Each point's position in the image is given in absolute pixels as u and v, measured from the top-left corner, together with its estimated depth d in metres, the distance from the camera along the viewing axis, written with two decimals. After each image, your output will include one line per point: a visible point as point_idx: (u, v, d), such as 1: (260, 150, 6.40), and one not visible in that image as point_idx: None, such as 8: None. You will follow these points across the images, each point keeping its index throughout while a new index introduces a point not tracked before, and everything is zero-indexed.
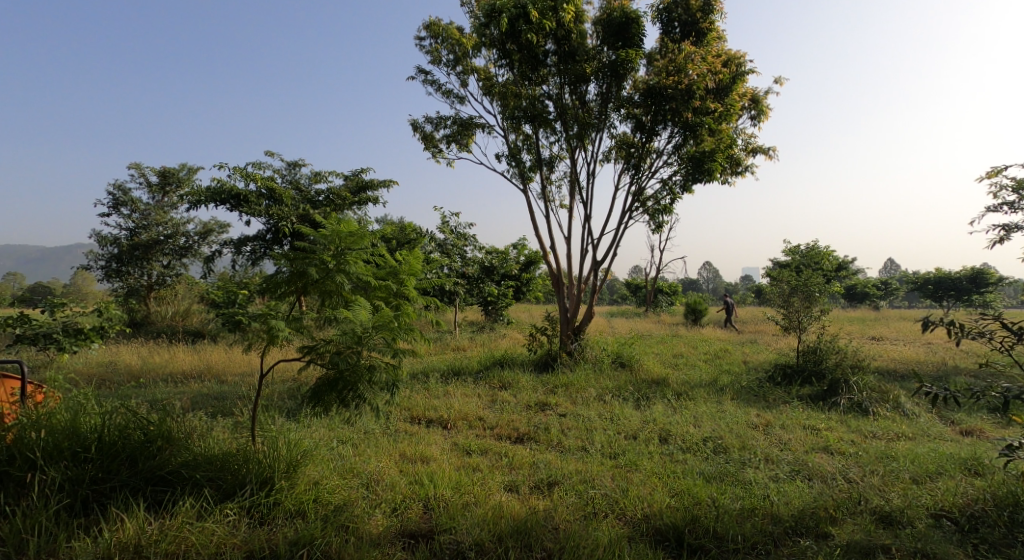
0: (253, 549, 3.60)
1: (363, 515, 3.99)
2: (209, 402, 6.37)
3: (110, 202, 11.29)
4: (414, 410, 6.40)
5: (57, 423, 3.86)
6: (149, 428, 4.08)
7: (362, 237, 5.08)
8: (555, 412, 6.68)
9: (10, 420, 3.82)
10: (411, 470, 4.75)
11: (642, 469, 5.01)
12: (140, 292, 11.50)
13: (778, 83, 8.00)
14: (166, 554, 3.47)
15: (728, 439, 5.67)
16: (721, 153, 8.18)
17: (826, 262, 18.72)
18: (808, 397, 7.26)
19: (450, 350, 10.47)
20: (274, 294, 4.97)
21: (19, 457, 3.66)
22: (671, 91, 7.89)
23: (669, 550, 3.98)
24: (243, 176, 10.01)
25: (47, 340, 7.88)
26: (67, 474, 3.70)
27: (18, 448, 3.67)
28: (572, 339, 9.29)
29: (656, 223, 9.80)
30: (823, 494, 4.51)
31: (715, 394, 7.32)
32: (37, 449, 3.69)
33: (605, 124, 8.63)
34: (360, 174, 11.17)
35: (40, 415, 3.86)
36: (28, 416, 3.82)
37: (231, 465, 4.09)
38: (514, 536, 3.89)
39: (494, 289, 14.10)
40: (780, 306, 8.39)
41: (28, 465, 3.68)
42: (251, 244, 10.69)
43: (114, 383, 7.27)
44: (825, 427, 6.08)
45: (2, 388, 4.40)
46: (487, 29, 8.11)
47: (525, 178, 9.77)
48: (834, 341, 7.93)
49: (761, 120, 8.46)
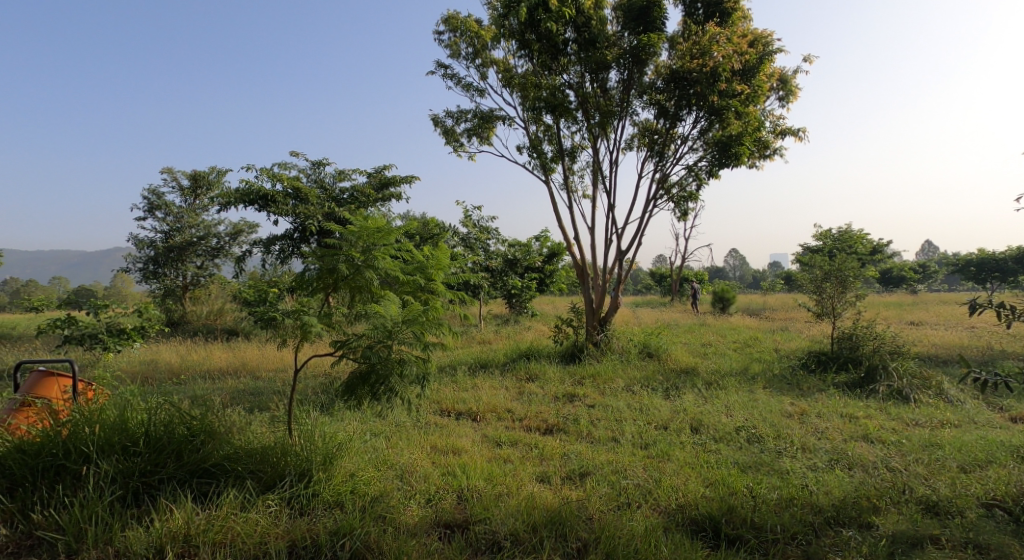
0: (295, 539, 3.65)
1: (399, 506, 4.03)
2: (245, 398, 6.50)
3: (145, 206, 11.56)
4: (444, 402, 6.45)
5: (107, 418, 3.97)
6: (192, 422, 4.16)
7: (388, 233, 5.06)
8: (583, 403, 6.65)
9: (64, 417, 3.95)
10: (443, 462, 4.77)
11: (675, 459, 4.97)
12: (176, 292, 11.74)
13: (807, 62, 7.78)
14: (214, 543, 3.55)
15: (762, 428, 5.58)
16: (749, 136, 8.01)
17: (862, 245, 18.29)
18: (845, 385, 7.10)
19: (476, 343, 10.51)
20: (305, 291, 5.05)
21: (74, 450, 3.78)
22: (695, 75, 7.76)
23: (707, 539, 3.94)
24: (270, 176, 10.13)
25: (92, 341, 8.11)
26: (118, 467, 3.80)
27: (72, 442, 3.80)
28: (598, 330, 9.19)
29: (682, 211, 9.69)
30: (864, 484, 4.42)
31: (746, 383, 7.21)
32: (90, 443, 3.81)
33: (627, 111, 8.56)
34: (383, 171, 11.24)
35: (92, 410, 3.99)
36: (81, 412, 3.95)
37: (271, 458, 4.17)
38: (549, 526, 3.90)
39: (518, 281, 14.03)
40: (812, 292, 8.18)
41: (82, 459, 3.79)
42: (279, 243, 10.83)
43: (155, 380, 7.45)
44: (864, 415, 5.94)
45: (55, 384, 4.55)
46: (506, 20, 8.05)
47: (546, 169, 9.72)
48: (871, 327, 7.70)
49: (790, 100, 8.26)
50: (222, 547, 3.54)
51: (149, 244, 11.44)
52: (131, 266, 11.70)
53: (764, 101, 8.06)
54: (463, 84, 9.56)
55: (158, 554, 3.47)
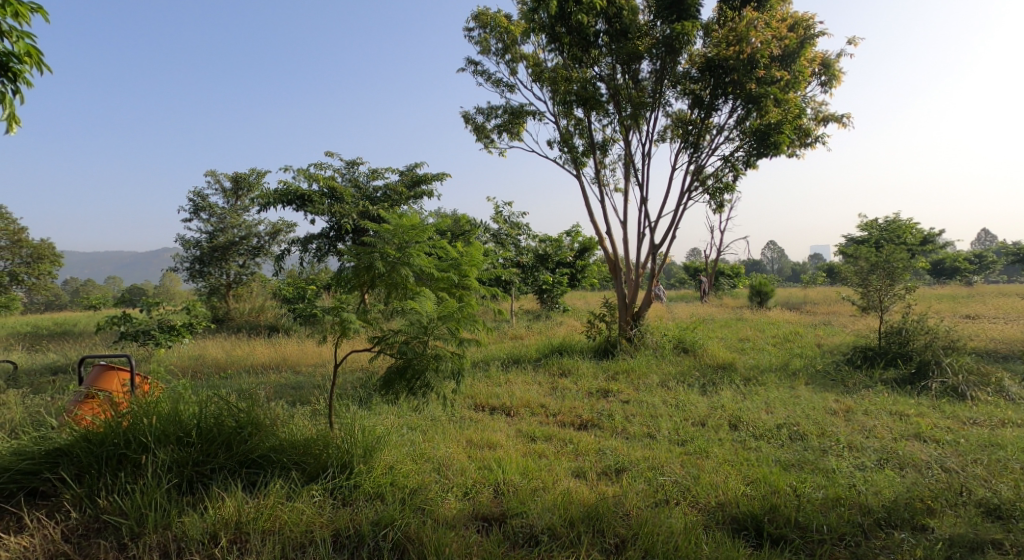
0: (339, 529, 3.69)
1: (437, 499, 4.02)
2: (288, 392, 6.60)
3: (190, 207, 11.86)
4: (478, 397, 6.44)
5: (163, 411, 4.10)
6: (240, 415, 4.24)
7: (423, 230, 5.08)
8: (617, 399, 6.56)
9: (124, 409, 4.11)
10: (479, 457, 4.75)
11: (713, 456, 4.85)
12: (221, 291, 12.03)
13: (851, 45, 7.49)
14: (263, 530, 3.61)
15: (805, 426, 5.41)
16: (789, 124, 7.76)
17: (911, 234, 17.66)
18: (894, 381, 6.85)
19: (508, 338, 10.48)
20: (344, 288, 5.12)
21: (134, 440, 3.91)
22: (731, 63, 7.56)
23: (749, 539, 3.83)
24: (306, 177, 10.27)
25: (146, 337, 8.38)
26: (174, 456, 3.90)
27: (132, 433, 3.94)
28: (631, 325, 9.08)
29: (718, 203, 9.47)
30: (917, 484, 4.24)
31: (787, 379, 7.02)
32: (148, 433, 3.94)
33: (660, 102, 8.39)
34: (415, 169, 11.30)
35: (148, 402, 4.13)
36: (138, 405, 4.09)
37: (315, 450, 4.21)
38: (585, 521, 3.85)
39: (549, 277, 13.95)
40: (857, 285, 7.90)
41: (143, 448, 3.92)
42: (316, 242, 10.95)
43: (203, 374, 7.64)
44: (915, 413, 5.71)
45: (115, 378, 4.68)
46: (535, 14, 8.04)
47: (578, 164, 9.62)
48: (923, 322, 7.41)
49: (833, 86, 7.98)
50: (271, 534, 3.60)
51: (194, 244, 11.74)
52: (179, 265, 12.04)
53: (805, 87, 7.80)
54: (494, 80, 9.52)
55: (211, 540, 3.54)
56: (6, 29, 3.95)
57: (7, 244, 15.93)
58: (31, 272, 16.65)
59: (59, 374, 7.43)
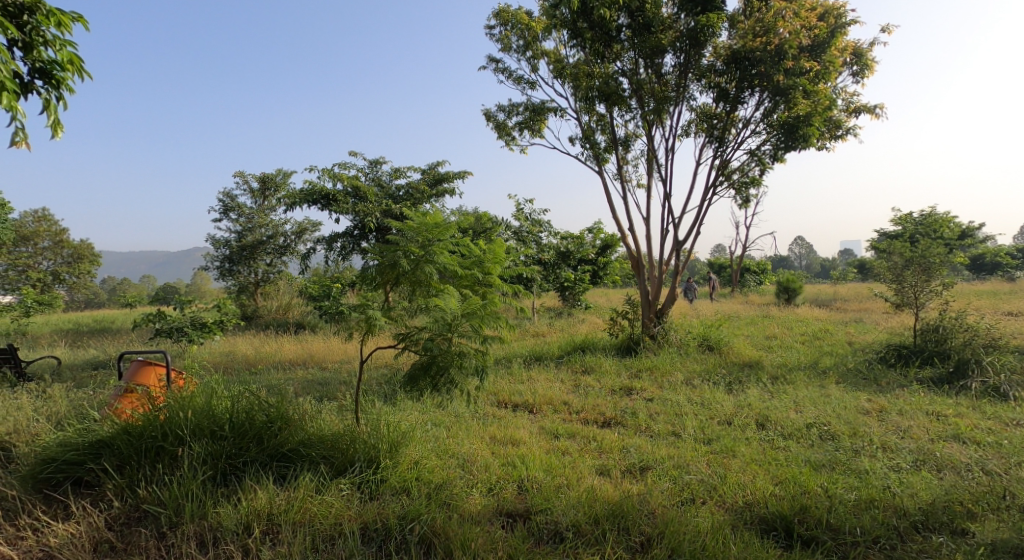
0: (367, 522, 3.70)
1: (462, 494, 4.01)
2: (314, 387, 6.67)
3: (219, 208, 12.06)
4: (501, 394, 6.41)
5: (198, 405, 4.17)
6: (270, 410, 4.27)
7: (447, 228, 5.05)
8: (641, 396, 6.49)
9: (162, 403, 4.21)
10: (503, 453, 4.72)
11: (740, 455, 4.76)
12: (249, 289, 12.21)
13: (885, 33, 7.28)
14: (294, 522, 3.64)
15: (836, 426, 5.27)
16: (819, 116, 7.53)
17: (948, 228, 17.15)
18: (930, 381, 6.66)
19: (530, 336, 10.46)
20: (369, 286, 5.18)
21: (171, 433, 3.98)
22: (759, 54, 7.44)
23: (778, 539, 3.75)
24: (330, 176, 10.35)
25: (180, 334, 8.54)
26: (208, 449, 3.94)
27: (168, 426, 4.00)
28: (655, 323, 8.97)
29: (743, 197, 9.30)
30: (956, 487, 4.11)
31: (817, 378, 6.88)
32: (184, 427, 4.00)
33: (684, 96, 8.25)
34: (437, 167, 11.32)
35: (183, 396, 4.21)
36: (173, 400, 4.17)
37: (342, 445, 4.23)
38: (611, 519, 3.79)
39: (571, 274, 13.89)
40: (891, 281, 7.68)
41: (179, 441, 3.98)
42: (340, 240, 11.01)
43: (234, 369, 7.78)
44: (954, 413, 5.53)
45: (152, 372, 4.77)
46: (557, 10, 7.98)
47: (600, 160, 9.53)
48: (961, 319, 7.16)
49: (865, 75, 7.77)
50: (302, 526, 3.62)
51: (224, 243, 12.00)
52: (209, 264, 12.32)
53: (836, 78, 7.59)
54: (515, 77, 9.48)
55: (245, 531, 3.58)
56: (49, 38, 4.02)
57: (51, 244, 18.40)
58: (72, 271, 18.97)
59: (99, 368, 7.65)
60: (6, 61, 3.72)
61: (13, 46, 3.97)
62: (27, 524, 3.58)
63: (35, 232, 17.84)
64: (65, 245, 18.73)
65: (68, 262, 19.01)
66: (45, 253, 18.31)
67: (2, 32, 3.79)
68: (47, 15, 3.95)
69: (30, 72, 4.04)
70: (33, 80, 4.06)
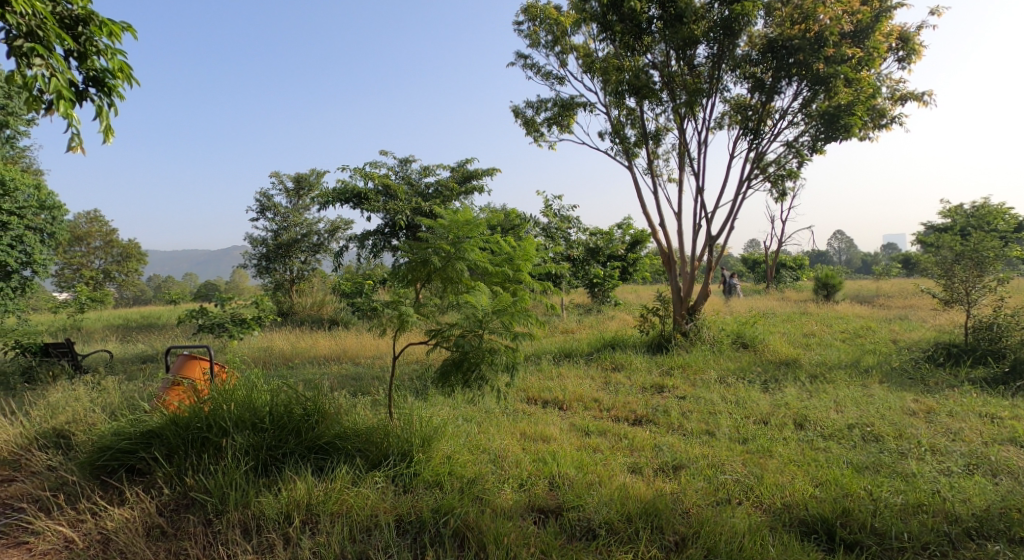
0: (402, 514, 3.68)
1: (494, 489, 3.96)
2: (348, 382, 6.72)
3: (256, 207, 12.28)
4: (530, 391, 6.36)
5: (239, 398, 4.23)
6: (307, 403, 4.28)
7: (478, 225, 5.01)
8: (674, 394, 6.35)
9: (206, 395, 4.28)
10: (534, 449, 4.66)
11: (778, 456, 4.60)
12: (285, 286, 12.37)
13: (935, 16, 6.95)
14: (332, 513, 3.64)
15: (880, 427, 5.07)
16: (861, 105, 7.28)
17: (1002, 221, 16.42)
18: (983, 381, 6.36)
19: (560, 332, 10.35)
20: (400, 283, 5.17)
21: (215, 425, 4.03)
22: (797, 42, 7.20)
23: (820, 543, 3.62)
24: (362, 175, 10.42)
25: (221, 329, 8.60)
26: (250, 440, 3.98)
27: (213, 418, 4.06)
28: (687, 319, 8.79)
29: (780, 190, 9.04)
30: (1011, 492, 3.90)
31: (858, 377, 6.64)
32: (227, 418, 4.06)
33: (717, 88, 8.04)
34: (465, 164, 11.30)
35: (226, 390, 4.27)
36: (214, 394, 4.23)
37: (376, 438, 4.21)
38: (644, 517, 3.70)
39: (600, 270, 13.75)
40: (939, 276, 7.37)
41: (223, 432, 4.03)
42: (372, 238, 11.05)
43: (271, 364, 7.91)
44: (1009, 416, 5.27)
45: (196, 366, 4.85)
46: (587, 3, 7.87)
47: (630, 155, 9.38)
48: (1016, 316, 6.83)
49: (912, 61, 7.45)
50: (339, 517, 3.62)
51: (260, 242, 12.23)
52: (247, 262, 12.57)
53: (880, 65, 7.32)
54: (543, 73, 9.39)
55: (285, 520, 3.60)
56: (101, 48, 4.08)
57: (103, 244, 19.02)
58: (122, 269, 19.60)
59: (146, 362, 7.85)
60: (63, 71, 3.81)
61: (69, 56, 4.06)
62: (86, 508, 3.66)
63: (87, 233, 18.40)
64: (114, 245, 19.33)
65: (118, 261, 19.64)
66: (97, 253, 18.94)
67: (59, 43, 3.88)
68: (100, 26, 4.02)
69: (85, 80, 4.12)
70: (89, 88, 4.15)
